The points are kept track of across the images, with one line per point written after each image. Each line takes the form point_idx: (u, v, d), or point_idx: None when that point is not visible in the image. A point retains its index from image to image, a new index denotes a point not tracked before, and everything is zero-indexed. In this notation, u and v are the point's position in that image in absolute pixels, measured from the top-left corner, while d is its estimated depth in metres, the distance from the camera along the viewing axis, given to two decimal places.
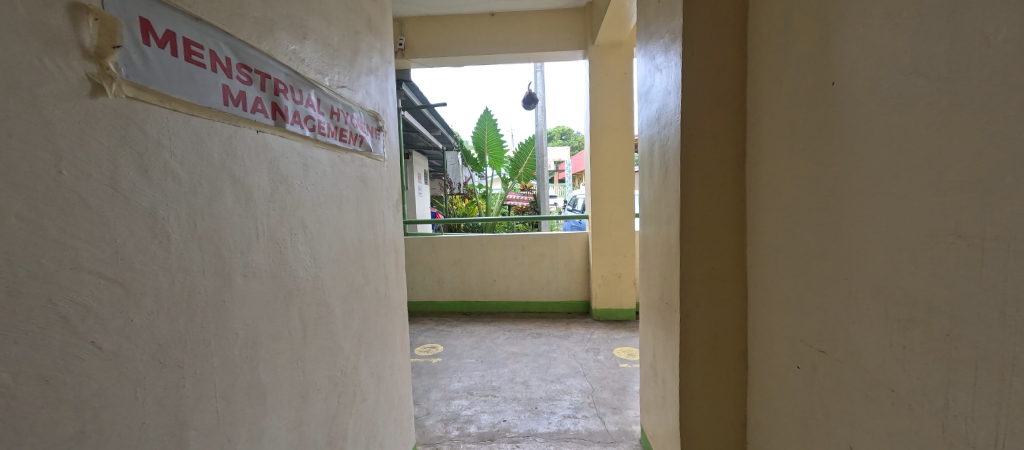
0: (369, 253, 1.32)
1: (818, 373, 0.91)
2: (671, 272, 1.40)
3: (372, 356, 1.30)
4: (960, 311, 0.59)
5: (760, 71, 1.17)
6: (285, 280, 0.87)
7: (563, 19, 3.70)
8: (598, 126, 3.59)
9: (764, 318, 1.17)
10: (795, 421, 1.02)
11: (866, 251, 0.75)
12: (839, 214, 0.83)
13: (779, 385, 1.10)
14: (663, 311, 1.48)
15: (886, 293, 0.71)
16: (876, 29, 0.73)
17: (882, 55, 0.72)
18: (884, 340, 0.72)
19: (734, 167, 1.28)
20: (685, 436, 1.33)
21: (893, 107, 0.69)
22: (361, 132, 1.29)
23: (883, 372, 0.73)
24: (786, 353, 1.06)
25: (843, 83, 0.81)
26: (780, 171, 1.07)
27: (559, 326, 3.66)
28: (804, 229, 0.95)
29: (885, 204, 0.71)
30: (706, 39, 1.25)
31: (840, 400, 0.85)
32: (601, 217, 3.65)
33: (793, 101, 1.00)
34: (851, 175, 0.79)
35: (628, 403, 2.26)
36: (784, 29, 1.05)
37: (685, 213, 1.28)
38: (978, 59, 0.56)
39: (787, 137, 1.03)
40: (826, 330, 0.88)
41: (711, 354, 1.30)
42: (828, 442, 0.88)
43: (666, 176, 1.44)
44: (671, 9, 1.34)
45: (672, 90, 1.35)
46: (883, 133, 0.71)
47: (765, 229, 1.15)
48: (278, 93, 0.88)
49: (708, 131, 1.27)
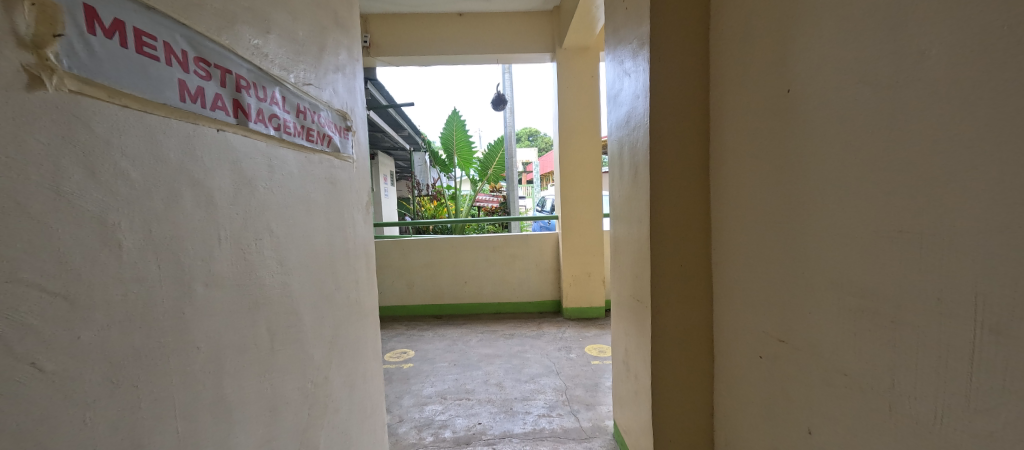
0: (340, 257, 1.27)
1: (781, 361, 0.98)
2: (642, 269, 1.45)
3: (344, 367, 1.25)
4: (902, 299, 0.65)
5: (722, 77, 1.23)
6: (250, 289, 0.82)
7: (532, 21, 3.74)
8: (566, 128, 3.66)
9: (730, 311, 1.23)
10: (762, 408, 1.07)
11: (825, 247, 0.81)
12: (798, 213, 0.89)
13: (745, 374, 1.16)
14: (636, 308, 1.52)
15: (842, 285, 0.77)
16: (828, 42, 0.80)
17: (834, 66, 0.78)
18: (841, 329, 0.78)
19: (700, 167, 1.33)
20: (658, 428, 1.38)
21: (846, 115, 0.75)
22: (329, 132, 1.24)
23: (839, 359, 0.79)
24: (750, 346, 1.12)
25: (800, 91, 0.87)
26: (744, 173, 1.13)
27: (531, 326, 3.70)
28: (766, 225, 1.01)
29: (840, 203, 0.77)
30: (673, 46, 1.30)
31: (801, 385, 0.91)
32: (571, 217, 3.72)
33: (755, 107, 1.06)
34: (809, 176, 0.85)
35: (601, 399, 2.32)
36: (744, 38, 1.12)
37: (655, 213, 1.33)
38: (913, 70, 0.62)
39: (748, 141, 1.10)
40: (788, 320, 0.94)
41: (681, 348, 1.36)
42: (792, 427, 0.94)
43: (636, 177, 1.48)
44: (639, 15, 1.39)
45: (641, 94, 1.39)
46: (835, 137, 0.77)
47: (730, 227, 1.21)
48: (239, 90, 0.82)
49: (676, 134, 1.32)
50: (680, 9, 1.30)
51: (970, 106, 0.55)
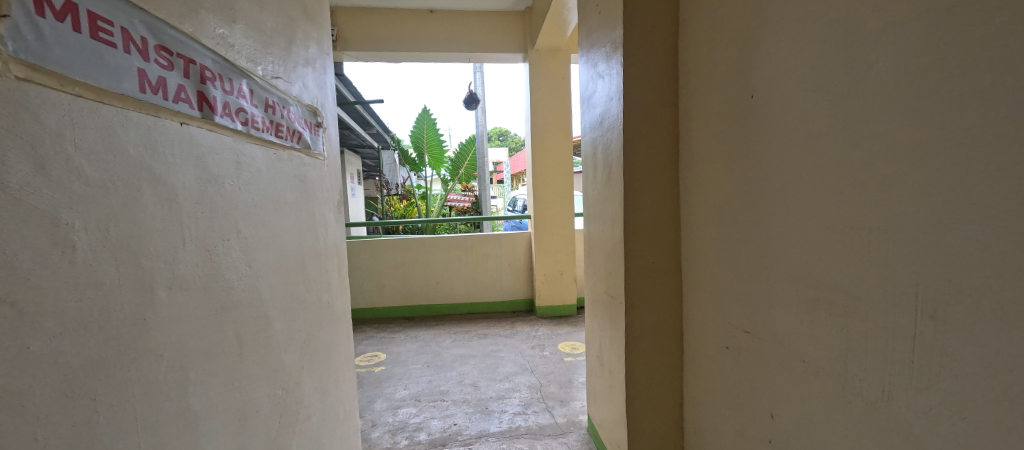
0: (311, 258, 1.22)
1: (745, 350, 1.04)
2: (615, 266, 1.49)
3: (316, 371, 1.21)
4: (853, 291, 0.72)
5: (690, 82, 1.30)
6: (217, 292, 0.78)
7: (505, 22, 3.75)
8: (539, 128, 3.69)
9: (698, 305, 1.30)
10: (728, 396, 1.14)
11: (785, 244, 0.87)
12: (761, 212, 0.95)
13: (712, 365, 1.22)
14: (609, 305, 1.57)
15: (800, 279, 0.83)
16: (787, 53, 0.86)
17: (792, 75, 0.84)
18: (801, 319, 0.84)
19: (670, 168, 1.39)
20: (632, 420, 1.43)
21: (804, 120, 0.81)
22: (299, 128, 1.19)
23: (797, 347, 0.85)
24: (717, 337, 1.19)
25: (763, 97, 0.93)
26: (711, 174, 1.19)
27: (505, 325, 3.71)
28: (732, 224, 1.07)
29: (798, 203, 0.83)
30: (644, 51, 1.35)
31: (764, 373, 0.97)
32: (544, 216, 3.76)
33: (721, 112, 1.12)
34: (771, 177, 0.90)
35: (574, 394, 2.37)
36: (710, 47, 1.18)
37: (628, 212, 1.38)
38: (863, 78, 0.68)
39: (715, 143, 1.16)
40: (752, 313, 1.00)
41: (652, 342, 1.41)
42: (756, 412, 1.01)
43: (610, 177, 1.52)
44: (612, 20, 1.43)
45: (614, 96, 1.44)
46: (795, 142, 0.83)
47: (698, 226, 1.28)
48: (204, 81, 0.78)
49: (647, 136, 1.37)
50: (651, 16, 1.35)
51: (909, 112, 0.61)
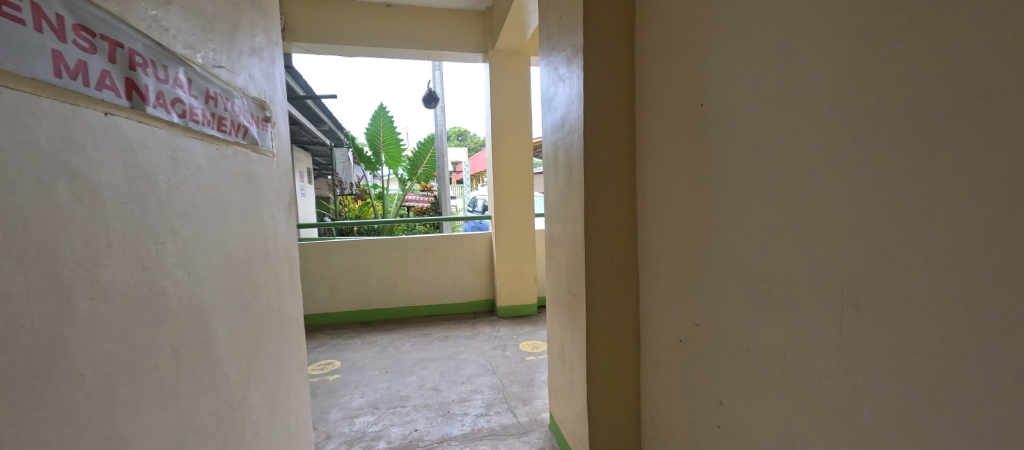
0: (258, 262, 1.14)
1: (697, 343, 1.11)
2: (576, 266, 1.53)
3: (264, 384, 1.12)
4: (793, 286, 0.78)
5: (646, 89, 1.36)
6: (149, 302, 0.70)
7: (464, 21, 3.72)
8: (499, 129, 3.70)
9: (653, 301, 1.36)
10: (682, 386, 1.21)
11: (733, 243, 0.94)
12: (711, 213, 1.01)
13: (667, 358, 1.29)
14: (570, 303, 1.60)
15: (747, 275, 0.90)
16: (734, 66, 0.92)
17: (739, 86, 0.91)
18: (747, 313, 0.91)
19: (627, 171, 1.45)
20: (593, 415, 1.47)
21: (750, 129, 0.88)
22: (245, 123, 1.10)
23: (744, 338, 0.92)
24: (671, 331, 1.25)
25: (712, 106, 1.00)
26: (665, 177, 1.25)
27: (466, 327, 3.67)
28: (685, 224, 1.14)
29: (745, 206, 0.89)
30: (603, 57, 1.40)
31: (714, 364, 1.03)
32: (505, 217, 3.77)
33: (675, 118, 1.19)
34: (721, 181, 0.97)
35: (536, 393, 2.40)
36: (664, 56, 1.24)
37: (588, 212, 1.42)
38: (802, 91, 0.75)
39: (669, 148, 1.22)
40: (703, 308, 1.07)
41: (612, 339, 1.47)
42: (707, 401, 1.07)
43: (570, 178, 1.56)
44: (572, 25, 1.46)
45: (575, 100, 1.47)
46: (741, 148, 0.90)
47: (653, 226, 1.34)
48: (134, 67, 0.70)
49: (606, 140, 1.42)
50: (610, 24, 1.40)
51: (839, 124, 0.68)
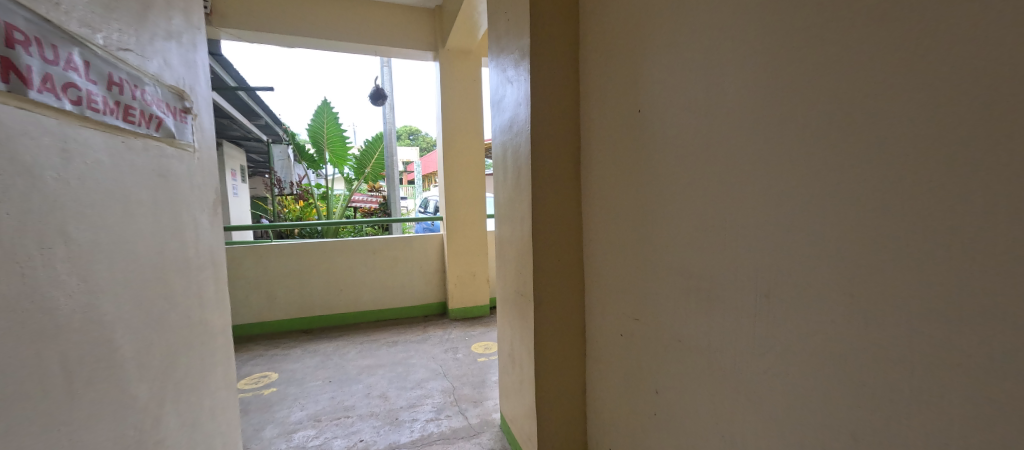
0: (175, 267, 1.03)
1: (638, 335, 1.18)
2: (524, 265, 1.56)
3: (183, 402, 1.02)
4: (719, 280, 0.86)
5: (589, 94, 1.41)
6: (30, 317, 0.61)
7: (413, 17, 3.63)
8: (450, 129, 3.66)
9: (597, 298, 1.42)
10: (624, 378, 1.27)
11: (671, 242, 1.01)
12: (650, 214, 1.09)
13: (609, 352, 1.35)
14: (519, 302, 1.62)
15: (682, 271, 0.98)
16: (668, 76, 1.00)
17: (673, 96, 0.98)
18: (682, 306, 0.98)
19: (573, 172, 1.50)
20: (542, 412, 1.50)
21: (683, 136, 0.95)
22: (159, 113, 0.99)
23: (678, 330, 0.99)
24: (613, 326, 1.32)
25: (649, 114, 1.07)
26: (608, 179, 1.31)
27: (416, 330, 3.58)
28: (627, 224, 1.21)
29: (681, 208, 0.97)
30: (550, 62, 1.44)
31: (653, 355, 1.11)
32: (456, 218, 3.74)
33: (616, 124, 1.25)
34: (659, 185, 1.05)
35: (487, 394, 2.40)
36: (605, 64, 1.30)
37: (535, 213, 1.45)
38: (725, 103, 0.83)
39: (611, 152, 1.29)
40: (643, 303, 1.14)
41: (559, 336, 1.51)
42: (647, 390, 1.14)
43: (518, 179, 1.58)
44: (520, 29, 1.49)
45: (522, 102, 1.50)
46: (676, 154, 0.98)
47: (597, 226, 1.40)
48: (12, 46, 0.60)
49: (553, 142, 1.46)
50: (556, 29, 1.44)
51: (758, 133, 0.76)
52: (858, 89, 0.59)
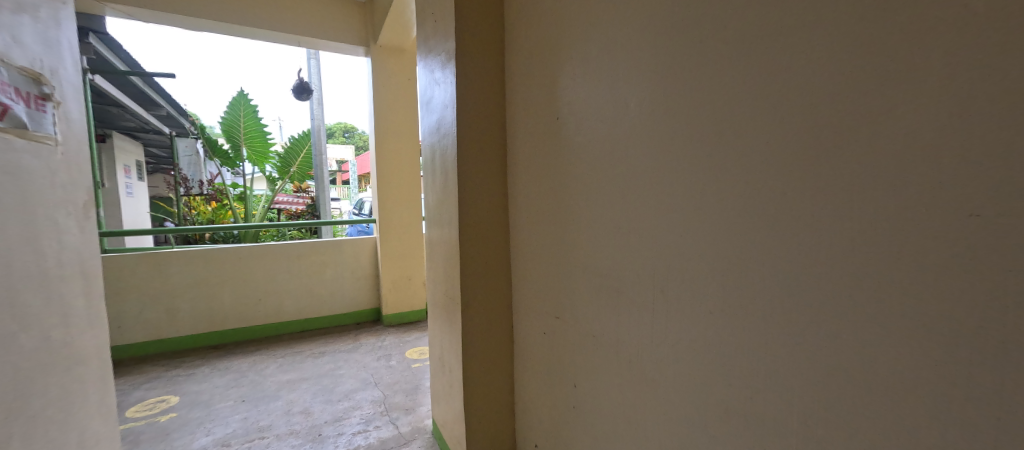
0: (26, 281, 0.88)
1: (559, 332, 1.24)
2: (452, 268, 1.55)
3: (38, 439, 0.86)
4: (628, 278, 0.95)
5: (515, 99, 1.45)
6: None
7: (341, 9, 3.45)
8: (382, 128, 3.52)
9: (523, 298, 1.46)
10: (547, 374, 1.33)
11: (587, 244, 1.09)
12: (570, 218, 1.16)
13: (535, 350, 1.40)
14: (448, 305, 1.62)
15: (597, 271, 1.06)
16: (582, 88, 1.07)
17: (587, 108, 1.06)
18: (598, 304, 1.06)
19: (500, 176, 1.52)
20: (471, 414, 1.50)
21: (597, 146, 1.03)
22: (2, 98, 0.84)
23: (595, 325, 1.07)
24: (538, 324, 1.37)
25: (567, 123, 1.14)
26: (532, 183, 1.36)
27: (346, 339, 3.39)
28: (549, 227, 1.27)
29: (595, 212, 1.05)
30: (476, 66, 1.45)
31: (573, 351, 1.18)
32: (389, 220, 3.61)
33: (538, 130, 1.31)
34: (576, 190, 1.12)
35: (420, 400, 2.35)
36: (529, 71, 1.35)
37: (463, 215, 1.46)
38: (630, 116, 0.91)
39: (534, 157, 1.34)
40: (564, 302, 1.21)
41: (488, 338, 1.53)
42: (569, 384, 1.21)
43: (446, 181, 1.58)
44: (446, 31, 1.49)
45: (449, 104, 1.50)
46: (590, 162, 1.06)
47: (522, 228, 1.44)
48: None
49: (481, 146, 1.48)
50: (482, 34, 1.46)
51: (658, 145, 0.84)
52: (731, 111, 0.68)
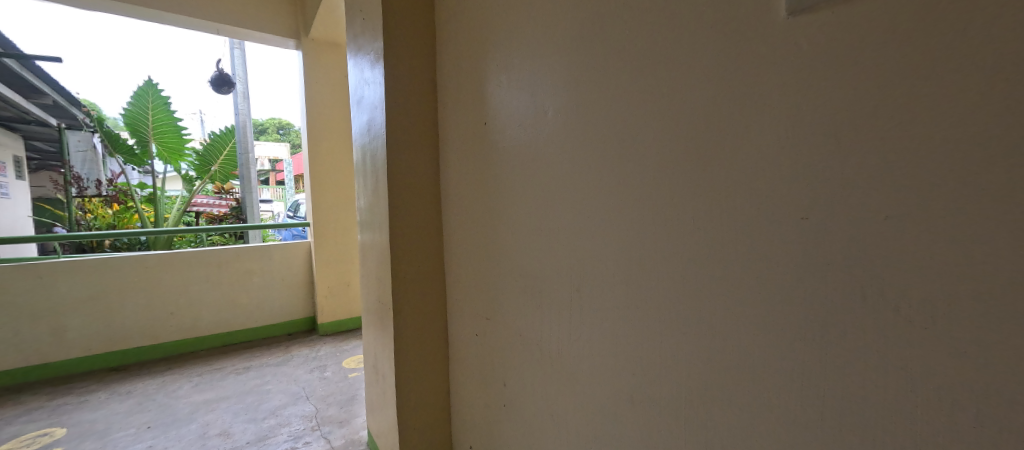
0: None
1: (490, 333, 1.26)
2: (384, 272, 1.52)
3: None
4: (549, 278, 0.99)
5: (446, 102, 1.45)
6: None
7: None
8: (315, 126, 3.34)
9: (457, 301, 1.47)
10: (480, 375, 1.34)
11: (513, 246, 1.12)
12: (497, 220, 1.18)
13: (468, 352, 1.41)
14: (380, 311, 1.57)
15: (522, 272, 1.09)
16: (507, 94, 1.10)
17: (512, 114, 1.09)
18: (523, 303, 1.09)
19: (433, 178, 1.51)
20: (404, 421, 1.48)
21: (520, 151, 1.06)
22: None
23: (521, 324, 1.11)
24: (470, 326, 1.38)
25: (495, 128, 1.17)
26: (463, 186, 1.37)
27: (275, 352, 3.16)
28: (479, 230, 1.29)
29: (519, 215, 1.08)
30: (407, 68, 1.43)
31: (503, 350, 1.20)
32: (324, 224, 3.42)
33: (468, 135, 1.32)
34: (503, 194, 1.15)
35: (356, 411, 2.25)
36: (458, 75, 1.36)
37: (393, 219, 1.43)
38: (549, 124, 0.96)
39: (465, 161, 1.35)
40: (494, 303, 1.23)
41: (422, 342, 1.51)
42: (499, 383, 1.23)
43: (377, 184, 1.54)
44: (374, 30, 1.45)
45: (378, 105, 1.46)
46: (515, 166, 1.09)
47: (455, 231, 1.45)
48: None
49: (412, 148, 1.46)
50: (413, 35, 1.44)
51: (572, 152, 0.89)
52: (631, 123, 0.75)
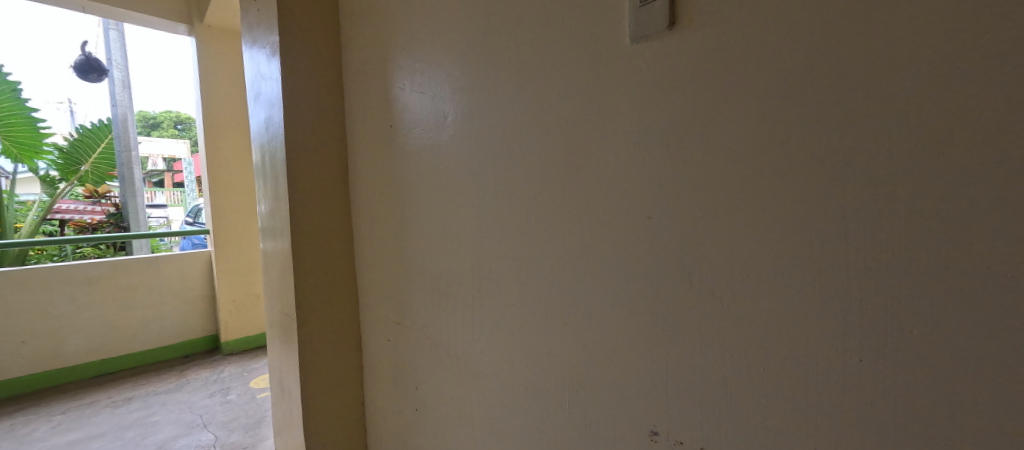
0: None
1: (401, 338, 1.25)
2: (287, 281, 1.42)
3: None
4: (453, 280, 1.01)
5: (353, 103, 1.40)
6: None
7: None
8: (214, 123, 3.01)
9: (368, 308, 1.43)
10: (393, 382, 1.32)
11: (420, 249, 1.12)
12: (405, 224, 1.17)
13: (381, 360, 1.38)
14: (284, 323, 1.47)
15: (429, 275, 1.09)
16: (410, 99, 1.10)
17: (415, 117, 1.09)
18: (430, 307, 1.10)
19: (340, 181, 1.45)
20: (313, 438, 1.40)
21: (424, 155, 1.07)
22: None
23: (429, 327, 1.11)
24: (382, 333, 1.36)
25: (399, 130, 1.16)
26: (372, 190, 1.34)
27: (167, 377, 2.78)
28: (388, 234, 1.27)
29: (425, 218, 1.09)
30: (308, 65, 1.36)
31: (413, 355, 1.20)
32: (227, 231, 3.09)
33: (375, 137, 1.29)
34: (409, 197, 1.14)
35: (264, 434, 2.07)
36: (365, 75, 1.32)
37: (295, 224, 1.34)
38: (448, 129, 0.98)
39: (373, 164, 1.32)
40: (403, 308, 1.22)
41: (331, 354, 1.44)
42: (411, 388, 1.23)
43: (277, 187, 1.43)
44: (269, 22, 1.36)
45: (275, 103, 1.37)
46: (419, 170, 1.09)
47: (365, 236, 1.40)
48: None
49: (317, 149, 1.39)
50: (315, 31, 1.37)
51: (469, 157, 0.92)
52: (518, 131, 0.80)
